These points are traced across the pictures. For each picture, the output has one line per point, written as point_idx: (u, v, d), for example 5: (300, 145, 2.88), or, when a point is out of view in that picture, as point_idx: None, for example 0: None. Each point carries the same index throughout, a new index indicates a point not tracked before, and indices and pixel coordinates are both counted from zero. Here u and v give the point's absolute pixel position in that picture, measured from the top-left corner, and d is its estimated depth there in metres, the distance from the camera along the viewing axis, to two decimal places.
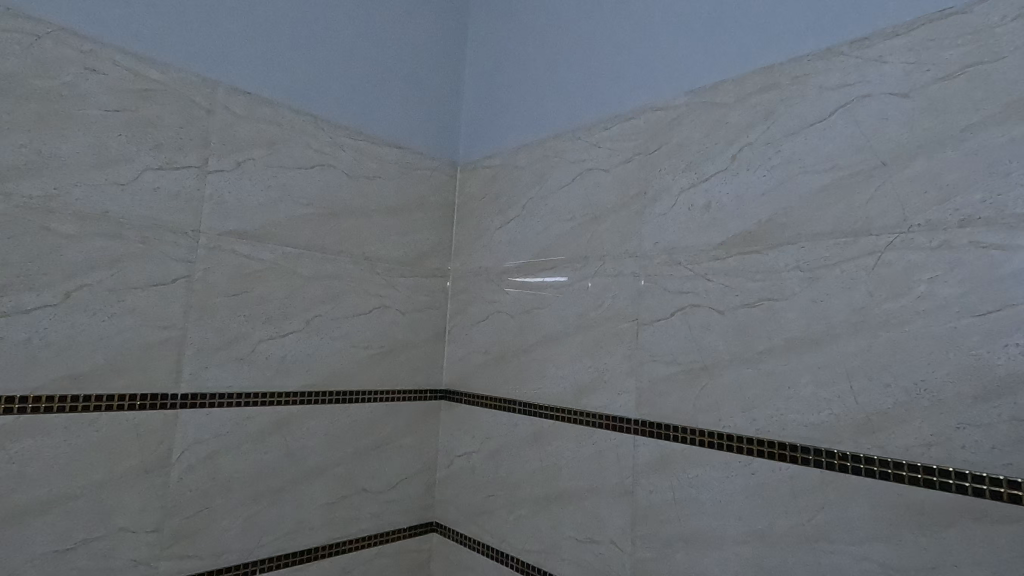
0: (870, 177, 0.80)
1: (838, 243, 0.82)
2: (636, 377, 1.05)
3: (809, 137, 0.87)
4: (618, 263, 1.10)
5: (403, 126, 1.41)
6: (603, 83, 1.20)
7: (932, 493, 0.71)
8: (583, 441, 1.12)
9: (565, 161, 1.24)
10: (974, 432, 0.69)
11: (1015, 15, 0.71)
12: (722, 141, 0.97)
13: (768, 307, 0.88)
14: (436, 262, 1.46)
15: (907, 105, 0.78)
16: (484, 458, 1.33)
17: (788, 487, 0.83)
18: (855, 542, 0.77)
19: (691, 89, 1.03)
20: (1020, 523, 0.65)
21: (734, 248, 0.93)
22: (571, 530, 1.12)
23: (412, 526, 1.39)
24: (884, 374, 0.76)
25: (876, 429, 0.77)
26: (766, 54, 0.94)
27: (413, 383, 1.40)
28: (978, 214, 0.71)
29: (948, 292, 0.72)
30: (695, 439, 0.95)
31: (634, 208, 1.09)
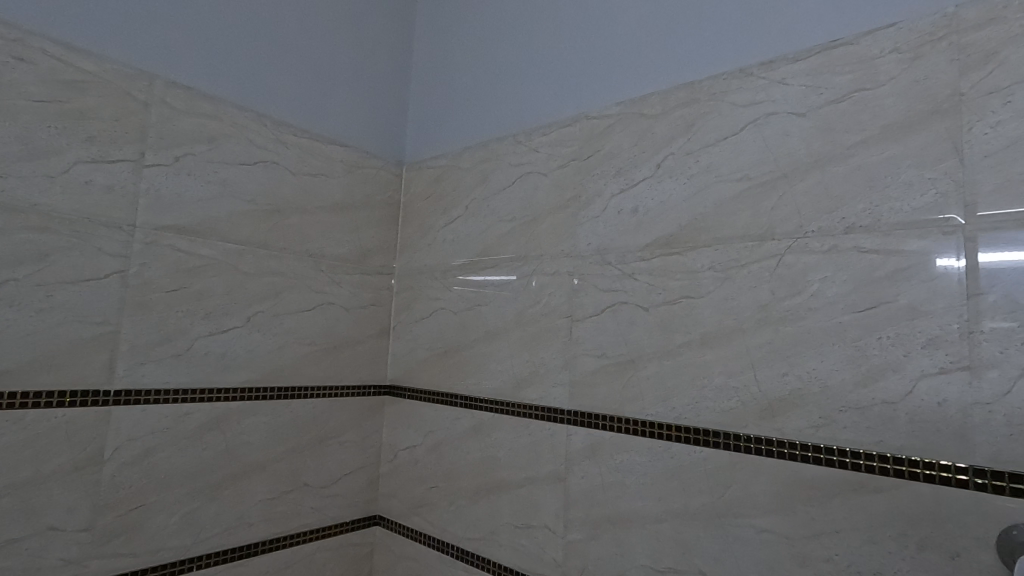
0: (774, 187, 0.89)
1: (746, 246, 0.91)
2: (570, 370, 1.11)
3: (723, 150, 0.95)
4: (555, 263, 1.16)
5: (348, 125, 1.43)
6: (542, 90, 1.25)
7: (820, 469, 0.80)
8: (520, 432, 1.18)
9: (506, 164, 1.29)
10: (854, 414, 0.79)
11: (893, 47, 0.80)
12: (648, 150, 1.05)
13: (686, 304, 0.96)
14: (381, 260, 1.49)
15: (805, 124, 0.87)
16: (426, 451, 1.36)
17: (701, 469, 0.92)
18: (756, 515, 0.85)
19: (621, 100, 1.10)
20: (889, 493, 0.75)
21: (658, 250, 1.01)
22: (509, 517, 1.17)
23: (355, 520, 1.41)
24: (783, 364, 0.85)
25: (775, 413, 0.85)
26: (689, 69, 1.02)
27: (357, 378, 1.42)
28: (859, 222, 0.81)
29: (835, 291, 0.82)
30: (621, 427, 1.02)
31: (570, 211, 1.15)
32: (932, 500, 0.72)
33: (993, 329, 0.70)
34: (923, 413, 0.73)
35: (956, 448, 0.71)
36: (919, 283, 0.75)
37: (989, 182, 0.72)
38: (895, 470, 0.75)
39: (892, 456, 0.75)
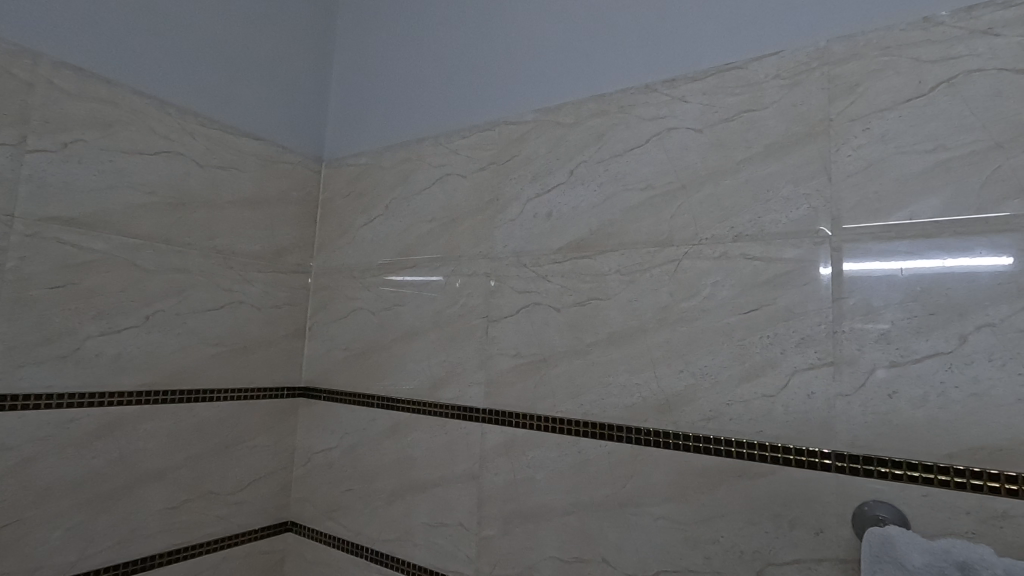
0: (674, 197, 0.95)
1: (648, 251, 0.97)
2: (485, 370, 1.13)
3: (629, 160, 1.01)
4: (473, 264, 1.18)
5: (263, 118, 1.38)
6: (462, 93, 1.27)
7: (709, 458, 0.87)
8: (436, 431, 1.18)
9: (426, 164, 1.29)
10: (739, 406, 0.86)
11: (776, 73, 0.88)
12: (562, 157, 1.09)
13: (595, 305, 1.01)
14: (296, 258, 1.45)
15: (701, 139, 0.94)
16: (341, 453, 1.34)
17: (605, 461, 0.96)
18: (654, 503, 0.91)
19: (538, 108, 1.14)
20: (766, 478, 0.82)
21: (569, 253, 1.05)
22: (424, 517, 1.18)
23: (265, 527, 1.36)
24: (679, 362, 0.92)
25: (672, 408, 0.91)
26: (600, 82, 1.07)
27: (268, 380, 1.38)
28: (746, 232, 0.88)
29: (724, 294, 0.89)
30: (533, 424, 1.05)
31: (487, 213, 1.18)
32: (802, 482, 0.80)
33: (851, 329, 0.79)
34: (795, 404, 0.81)
35: (821, 435, 0.79)
36: (794, 287, 0.83)
37: (850, 199, 0.81)
38: (772, 457, 0.82)
39: (769, 444, 0.83)
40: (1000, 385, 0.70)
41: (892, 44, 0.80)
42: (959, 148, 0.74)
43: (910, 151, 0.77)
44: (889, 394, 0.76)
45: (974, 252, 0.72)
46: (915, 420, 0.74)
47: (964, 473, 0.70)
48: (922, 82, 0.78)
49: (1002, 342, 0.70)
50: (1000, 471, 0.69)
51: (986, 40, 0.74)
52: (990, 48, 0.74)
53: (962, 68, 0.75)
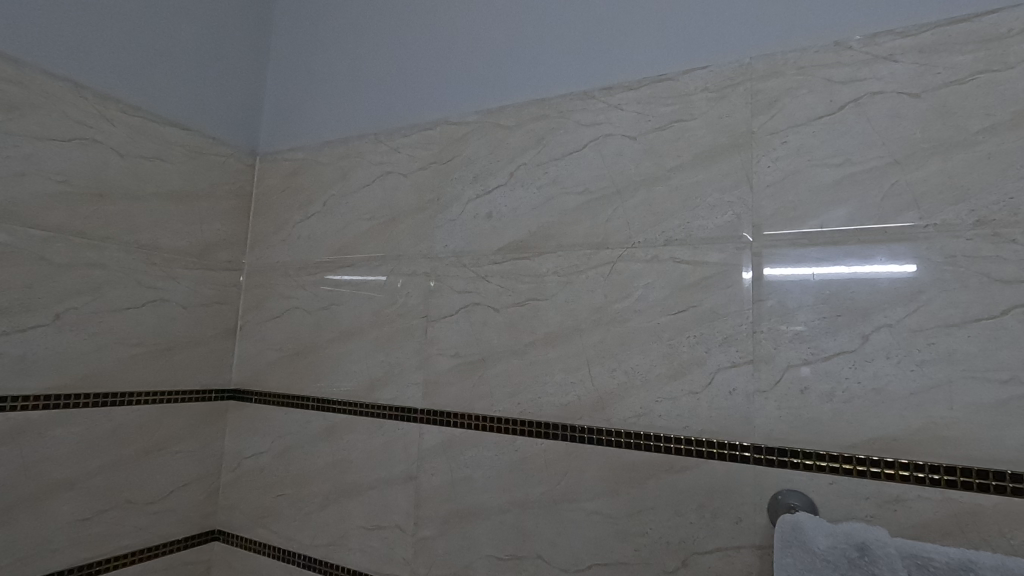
0: (609, 201, 0.98)
1: (585, 253, 0.99)
2: (423, 370, 1.12)
3: (567, 164, 1.03)
4: (412, 263, 1.17)
5: (192, 108, 1.31)
6: (403, 91, 1.25)
7: (639, 454, 0.90)
8: (373, 433, 1.16)
9: (366, 162, 1.27)
10: (667, 403, 0.90)
11: (704, 86, 0.93)
12: (502, 159, 1.10)
13: (532, 305, 1.03)
14: (227, 254, 1.39)
15: (635, 146, 0.97)
16: (273, 457, 1.29)
17: (541, 459, 0.98)
18: (587, 499, 0.93)
19: (479, 109, 1.14)
20: (692, 471, 0.86)
21: (508, 254, 1.07)
22: (359, 520, 1.16)
23: (189, 536, 1.29)
24: (612, 361, 0.95)
25: (605, 406, 0.94)
26: (540, 86, 1.08)
27: (194, 383, 1.31)
28: (675, 236, 0.92)
29: (655, 296, 0.93)
30: (470, 423, 1.06)
31: (428, 213, 1.17)
32: (724, 475, 0.84)
33: (769, 330, 0.84)
34: (719, 400, 0.86)
35: (741, 429, 0.84)
36: (719, 290, 0.88)
37: (769, 207, 0.86)
38: (697, 451, 0.86)
39: (695, 439, 0.87)
40: (895, 381, 0.76)
41: (808, 64, 0.86)
42: (863, 163, 0.81)
43: (822, 164, 0.84)
44: (801, 390, 0.81)
45: (875, 259, 0.79)
46: (823, 414, 0.80)
47: (864, 461, 0.77)
48: (833, 101, 0.84)
49: (898, 341, 0.77)
50: (894, 459, 0.75)
51: (888, 65, 0.81)
52: (891, 73, 0.81)
53: (867, 90, 0.82)
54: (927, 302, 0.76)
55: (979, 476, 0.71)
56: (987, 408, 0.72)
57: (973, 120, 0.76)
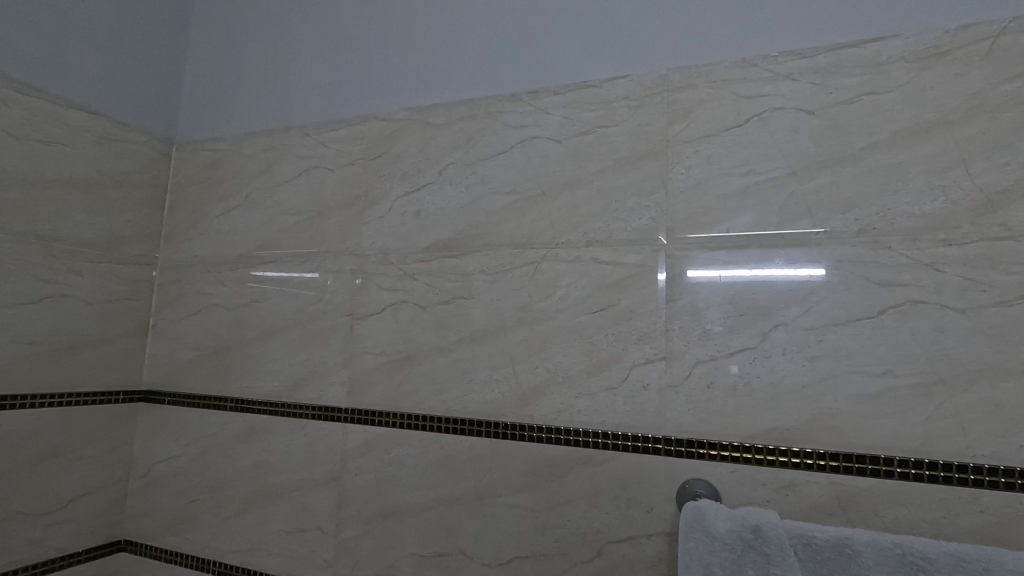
0: (534, 203, 1.01)
1: (510, 253, 1.01)
2: (349, 368, 1.11)
3: (495, 164, 1.05)
4: (338, 260, 1.15)
5: (101, 91, 1.23)
6: (332, 84, 1.22)
7: (560, 448, 0.93)
8: (295, 434, 1.14)
9: (292, 155, 1.24)
10: (587, 399, 0.93)
11: (625, 94, 0.97)
12: (431, 157, 1.10)
13: (459, 304, 1.04)
14: (139, 248, 1.31)
15: (560, 149, 1.00)
16: (188, 461, 1.23)
17: (466, 456, 0.99)
18: (509, 494, 0.95)
19: (409, 106, 1.14)
20: (608, 464, 0.90)
21: (436, 252, 1.07)
22: (280, 524, 1.12)
23: (93, 548, 1.21)
24: (535, 359, 0.97)
25: (527, 402, 0.96)
26: (470, 87, 1.09)
27: (100, 384, 1.23)
28: (596, 237, 0.96)
29: (576, 295, 0.96)
30: (395, 422, 1.05)
31: (356, 209, 1.15)
32: (637, 466, 0.88)
33: (680, 328, 0.89)
34: (634, 395, 0.90)
35: (654, 422, 0.88)
36: (636, 290, 0.92)
37: (682, 213, 0.91)
38: (613, 444, 0.90)
39: (611, 433, 0.90)
40: (790, 375, 0.83)
41: (718, 78, 0.91)
42: (765, 173, 0.87)
43: (730, 173, 0.89)
44: (708, 385, 0.86)
45: (775, 263, 0.85)
46: (727, 406, 0.85)
47: (762, 450, 0.82)
48: (740, 114, 0.90)
49: (794, 339, 0.83)
50: (788, 447, 0.81)
51: (788, 84, 0.88)
52: (790, 91, 0.87)
53: (769, 105, 0.88)
54: (818, 303, 0.82)
55: (858, 461, 0.78)
56: (867, 400, 0.79)
57: (859, 137, 0.83)
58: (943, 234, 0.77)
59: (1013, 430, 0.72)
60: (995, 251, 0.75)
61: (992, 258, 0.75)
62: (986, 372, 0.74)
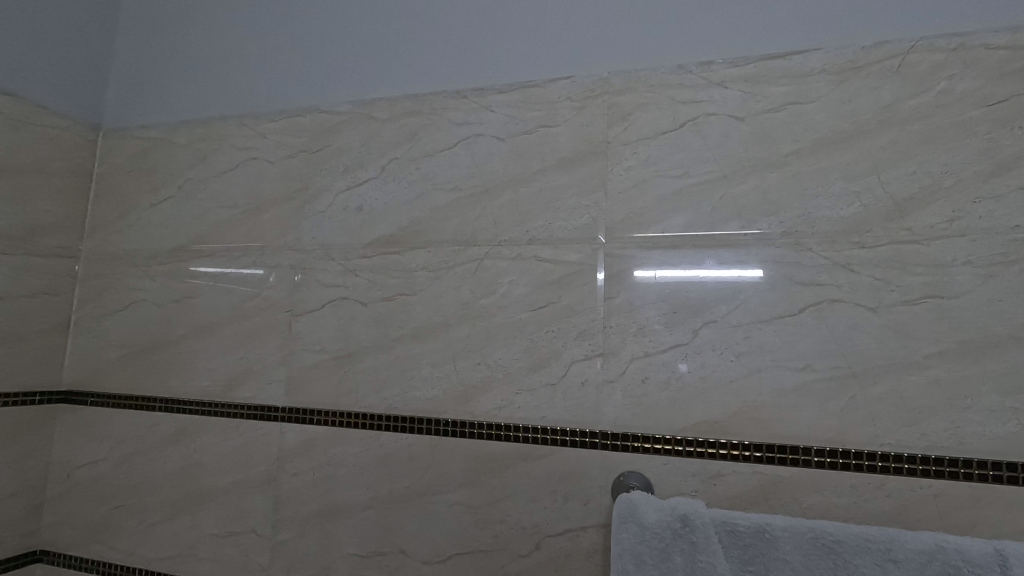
0: (477, 200, 1.01)
1: (453, 250, 1.01)
2: (286, 366, 1.08)
3: (438, 161, 1.04)
4: (277, 255, 1.12)
5: (18, 70, 1.15)
6: (273, 74, 1.19)
7: (500, 444, 0.94)
8: (229, 434, 1.10)
9: (229, 145, 1.19)
10: (527, 396, 0.94)
11: (568, 95, 0.98)
12: (375, 152, 1.09)
13: (401, 300, 1.03)
14: (60, 240, 1.23)
15: (503, 147, 1.01)
16: (113, 464, 1.17)
17: (406, 454, 0.98)
18: (449, 490, 0.95)
19: (352, 99, 1.12)
20: (547, 459, 0.91)
21: (379, 248, 1.05)
22: (212, 527, 1.08)
23: (4, 560, 1.14)
24: (477, 355, 0.97)
25: (468, 399, 0.97)
26: (414, 82, 1.08)
27: (14, 385, 1.15)
28: (538, 236, 0.97)
29: (518, 292, 0.97)
30: (335, 420, 1.03)
31: (296, 202, 1.12)
32: (575, 460, 0.90)
33: (617, 325, 0.91)
34: (572, 391, 0.92)
35: (590, 417, 0.90)
36: (575, 288, 0.94)
37: (620, 212, 0.93)
38: (552, 439, 0.91)
39: (550, 428, 0.92)
40: (719, 370, 0.86)
41: (656, 83, 0.94)
42: (699, 176, 0.91)
43: (666, 175, 0.92)
44: (643, 380, 0.89)
45: (706, 263, 0.88)
46: (661, 401, 0.88)
47: (692, 442, 0.86)
48: (675, 119, 0.93)
49: (723, 336, 0.87)
50: (716, 439, 0.85)
51: (720, 91, 0.91)
52: (722, 97, 0.91)
53: (703, 111, 0.92)
54: (745, 301, 0.86)
55: (780, 451, 0.82)
56: (788, 393, 0.83)
57: (784, 143, 0.88)
58: (857, 237, 0.83)
59: (916, 420, 0.78)
60: (903, 254, 0.81)
61: (900, 261, 0.81)
62: (894, 366, 0.79)
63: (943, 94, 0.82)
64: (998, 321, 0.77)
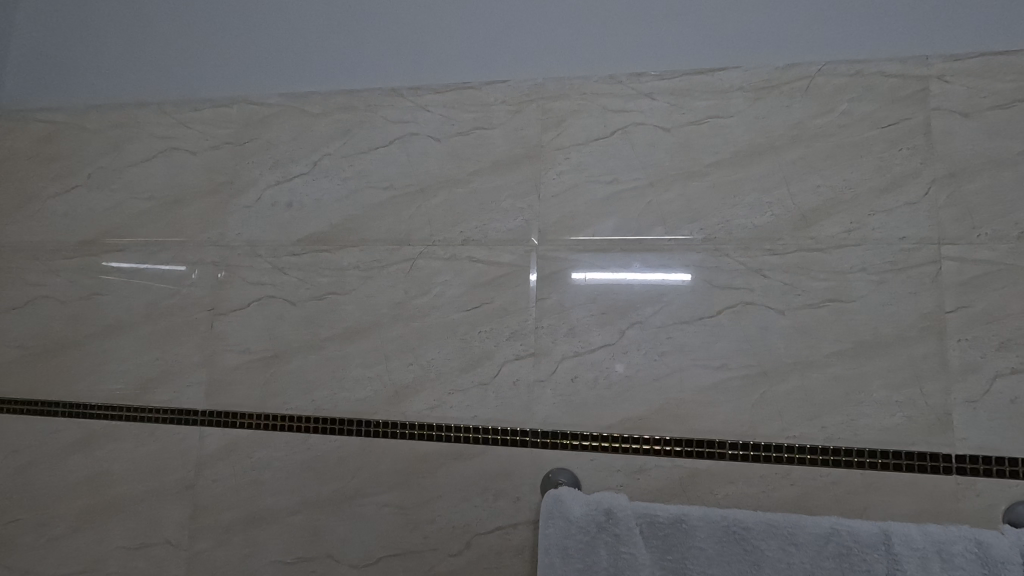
0: (412, 199, 1.00)
1: (386, 249, 1.00)
2: (207, 367, 1.03)
3: (373, 158, 1.03)
4: (199, 250, 1.06)
5: None
6: (196, 61, 1.13)
7: (432, 444, 0.94)
8: (142, 440, 1.03)
9: (147, 133, 1.13)
10: (459, 395, 0.94)
11: (503, 99, 1.00)
12: (306, 147, 1.06)
13: (332, 300, 1.00)
14: None
15: (439, 147, 1.01)
16: (7, 475, 1.08)
17: (335, 456, 0.96)
18: (379, 492, 0.94)
19: (283, 92, 1.08)
20: (479, 458, 0.92)
21: (309, 246, 1.03)
22: (122, 540, 1.02)
23: None
24: (409, 355, 0.97)
25: (400, 399, 0.96)
26: (349, 77, 1.06)
27: None
28: (473, 236, 0.98)
29: (451, 293, 0.97)
30: (260, 423, 0.99)
31: (220, 196, 1.07)
32: (506, 458, 0.91)
33: (549, 326, 0.93)
34: (504, 390, 0.93)
35: (522, 416, 0.92)
36: (508, 289, 0.95)
37: (553, 215, 0.96)
38: (483, 438, 0.92)
39: (482, 427, 0.93)
40: (643, 369, 0.90)
41: (588, 91, 0.97)
42: (628, 183, 0.94)
43: (597, 180, 0.95)
44: (572, 379, 0.92)
45: (633, 266, 0.92)
46: (589, 399, 0.91)
47: (618, 439, 0.89)
48: (607, 127, 0.96)
49: (647, 336, 0.91)
50: (640, 435, 0.89)
51: (648, 102, 0.95)
52: (650, 108, 0.95)
53: (632, 120, 0.95)
54: (669, 303, 0.90)
55: (698, 445, 0.87)
56: (706, 390, 0.88)
57: (705, 155, 0.93)
58: (769, 244, 0.89)
59: (818, 413, 0.85)
60: (808, 261, 0.87)
61: (805, 267, 0.87)
62: (799, 364, 0.86)
63: (845, 115, 0.89)
64: (888, 323, 0.84)
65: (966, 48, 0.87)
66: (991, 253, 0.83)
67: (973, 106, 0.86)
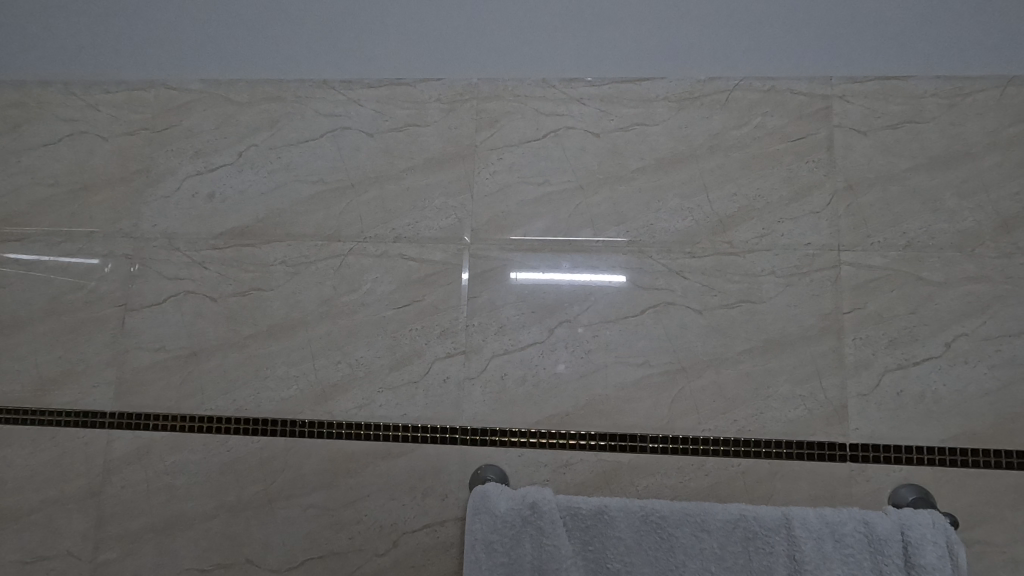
0: (342, 194, 0.99)
1: (315, 245, 0.98)
2: (117, 366, 0.97)
3: (302, 152, 1.00)
4: (110, 242, 1.00)
5: None
6: (103, 36, 1.05)
7: (359, 444, 0.92)
8: (40, 445, 0.96)
9: (51, 115, 1.05)
10: (388, 394, 0.93)
11: (437, 97, 1.00)
12: (230, 136, 1.02)
13: (255, 296, 0.97)
14: None
15: (371, 143, 1.00)
16: None
17: (257, 458, 0.93)
18: (303, 494, 0.92)
19: (206, 78, 1.03)
20: (407, 456, 0.92)
21: (232, 240, 0.99)
22: (16, 554, 0.94)
23: None
24: (337, 353, 0.95)
25: (327, 398, 0.94)
26: (277, 66, 1.03)
27: None
28: (405, 233, 0.97)
29: (381, 290, 0.96)
30: (175, 425, 0.95)
31: (133, 185, 1.01)
32: (434, 456, 0.91)
33: (479, 324, 0.94)
34: (434, 388, 0.93)
35: (451, 414, 0.92)
36: (439, 287, 0.95)
37: (485, 214, 0.97)
38: (412, 436, 0.92)
39: (411, 426, 0.92)
40: (569, 367, 0.93)
41: (521, 93, 0.99)
42: (558, 185, 0.97)
43: (529, 181, 0.97)
44: (501, 377, 0.93)
45: (562, 266, 0.95)
46: (517, 396, 0.92)
47: (545, 434, 0.91)
48: (539, 129, 0.98)
49: (575, 334, 0.93)
50: (566, 430, 0.91)
51: (579, 107, 0.98)
52: (581, 113, 0.98)
53: (563, 124, 0.98)
54: (595, 302, 0.94)
55: (621, 439, 0.90)
56: (629, 386, 0.92)
57: (631, 160, 0.96)
58: (689, 248, 0.94)
59: (730, 408, 0.90)
60: (724, 264, 0.93)
61: (721, 270, 0.93)
62: (714, 361, 0.91)
63: (758, 128, 0.96)
64: (794, 323, 0.91)
65: (864, 71, 0.95)
66: (882, 260, 0.91)
67: (868, 125, 0.94)
